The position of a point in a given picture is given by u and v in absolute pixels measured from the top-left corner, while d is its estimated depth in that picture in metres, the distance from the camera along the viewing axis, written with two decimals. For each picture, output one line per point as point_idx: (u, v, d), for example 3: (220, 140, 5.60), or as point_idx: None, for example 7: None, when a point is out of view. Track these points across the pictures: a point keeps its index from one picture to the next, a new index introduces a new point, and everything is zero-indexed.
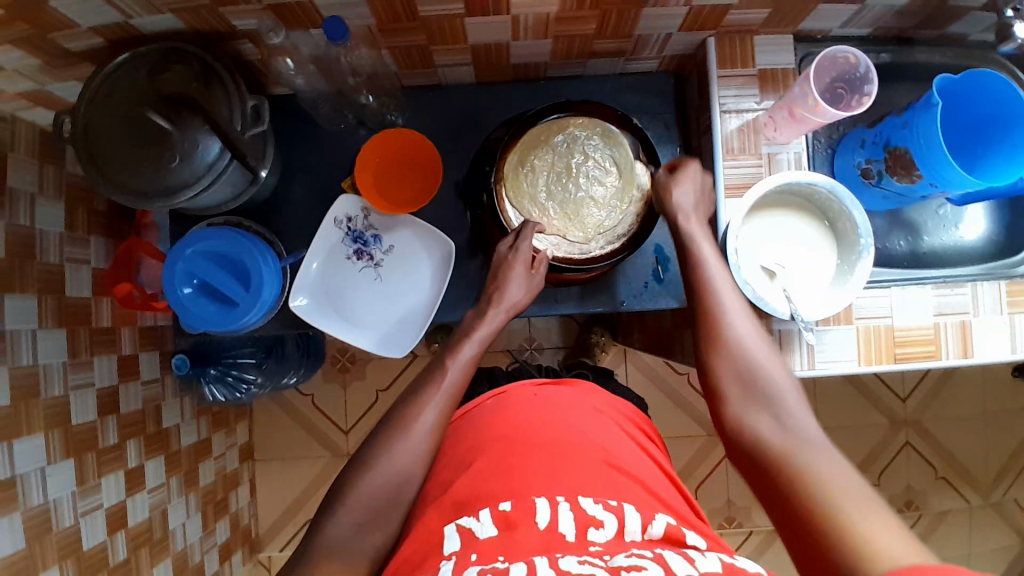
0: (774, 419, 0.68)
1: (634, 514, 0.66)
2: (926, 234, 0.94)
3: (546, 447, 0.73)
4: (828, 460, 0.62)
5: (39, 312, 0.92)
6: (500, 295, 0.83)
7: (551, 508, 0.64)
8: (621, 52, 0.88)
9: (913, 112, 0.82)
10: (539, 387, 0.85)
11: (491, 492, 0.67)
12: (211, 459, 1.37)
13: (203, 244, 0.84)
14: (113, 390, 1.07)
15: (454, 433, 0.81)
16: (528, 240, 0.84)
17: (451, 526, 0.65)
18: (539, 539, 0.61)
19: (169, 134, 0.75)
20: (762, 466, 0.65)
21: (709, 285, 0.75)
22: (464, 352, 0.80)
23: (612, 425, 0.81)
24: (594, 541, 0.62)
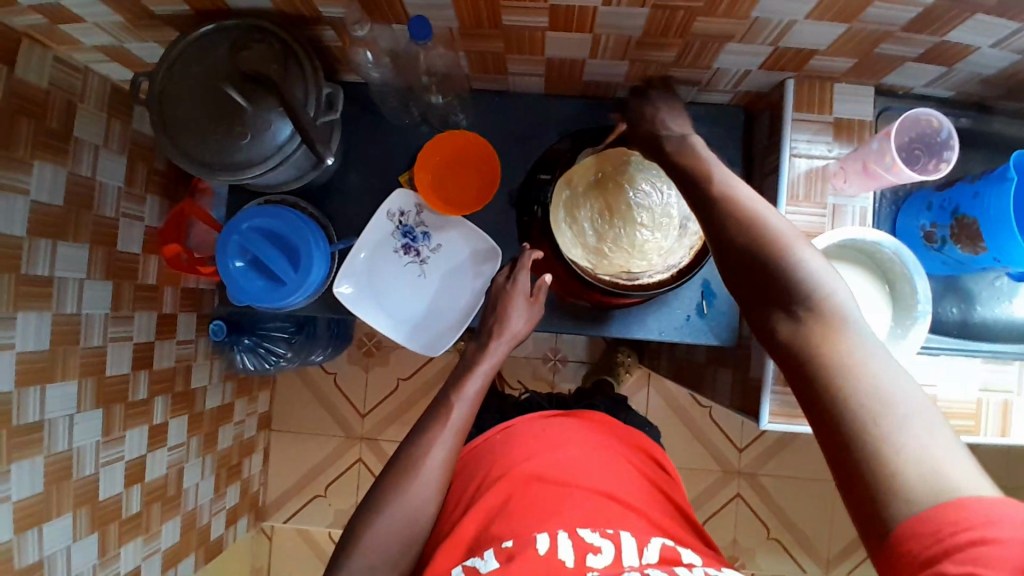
0: (793, 312, 0.56)
1: (629, 541, 0.68)
2: (979, 304, 0.89)
3: (550, 477, 0.75)
4: (886, 362, 0.50)
5: (89, 262, 0.94)
6: (504, 324, 0.86)
7: (551, 538, 0.67)
8: (694, 82, 0.87)
9: (987, 181, 0.79)
10: (546, 420, 0.84)
11: (496, 531, 0.70)
12: (231, 425, 1.40)
13: (259, 220, 0.86)
14: (148, 346, 1.09)
15: (466, 462, 0.84)
16: (524, 273, 0.87)
17: (458, 568, 0.69)
18: (540, 568, 0.63)
19: (243, 110, 0.76)
20: (796, 363, 0.54)
21: (730, 199, 0.62)
22: (467, 390, 0.82)
23: (614, 453, 0.82)
24: (592, 568, 0.64)
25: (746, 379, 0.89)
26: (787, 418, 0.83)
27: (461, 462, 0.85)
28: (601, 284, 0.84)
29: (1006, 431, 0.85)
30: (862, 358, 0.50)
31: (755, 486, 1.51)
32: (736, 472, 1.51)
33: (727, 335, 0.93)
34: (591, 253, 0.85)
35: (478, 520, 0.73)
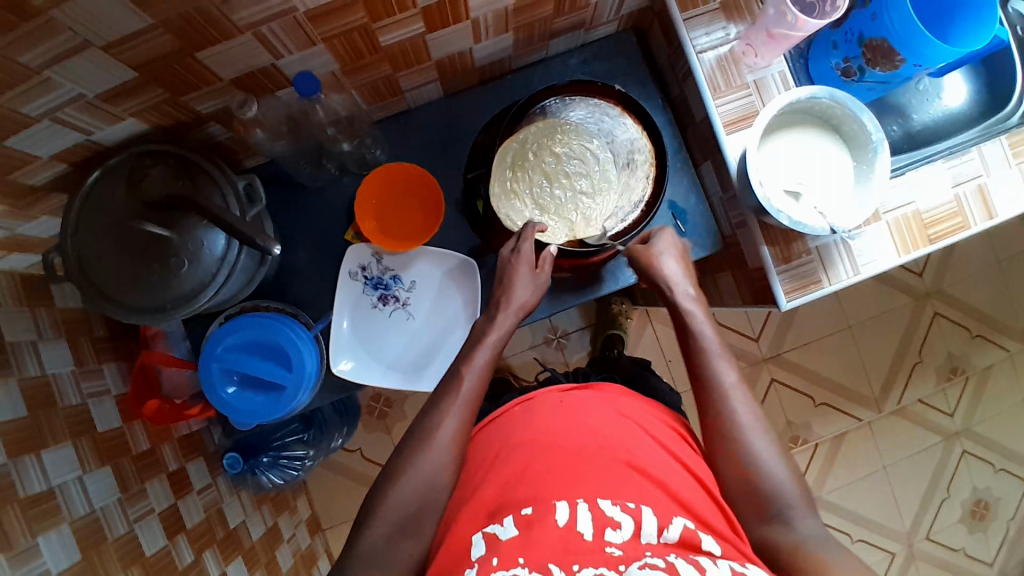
0: (781, 523, 0.67)
1: (651, 517, 0.65)
2: (913, 113, 0.94)
3: (572, 453, 0.73)
4: (834, 557, 0.63)
5: (79, 458, 0.89)
6: (508, 296, 0.79)
7: (571, 510, 0.65)
8: (580, 24, 0.86)
9: (879, 1, 0.82)
10: (565, 391, 0.83)
11: (517, 496, 0.68)
12: (286, 543, 1.34)
13: (231, 338, 0.82)
14: (173, 509, 1.04)
15: (480, 436, 0.83)
16: (530, 242, 0.79)
17: (479, 534, 0.67)
18: (556, 541, 0.62)
19: (169, 240, 0.71)
20: (772, 559, 0.66)
21: (711, 383, 0.75)
22: (477, 359, 0.77)
23: (640, 428, 0.79)
24: (611, 542, 0.62)
25: (749, 273, 0.89)
26: (800, 291, 0.84)
27: (476, 435, 0.83)
28: (582, 248, 0.84)
29: (992, 213, 0.88)
30: (830, 558, 0.63)
31: (784, 364, 1.55)
32: (763, 361, 1.54)
33: (711, 240, 0.92)
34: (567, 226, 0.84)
35: (498, 485, 0.72)
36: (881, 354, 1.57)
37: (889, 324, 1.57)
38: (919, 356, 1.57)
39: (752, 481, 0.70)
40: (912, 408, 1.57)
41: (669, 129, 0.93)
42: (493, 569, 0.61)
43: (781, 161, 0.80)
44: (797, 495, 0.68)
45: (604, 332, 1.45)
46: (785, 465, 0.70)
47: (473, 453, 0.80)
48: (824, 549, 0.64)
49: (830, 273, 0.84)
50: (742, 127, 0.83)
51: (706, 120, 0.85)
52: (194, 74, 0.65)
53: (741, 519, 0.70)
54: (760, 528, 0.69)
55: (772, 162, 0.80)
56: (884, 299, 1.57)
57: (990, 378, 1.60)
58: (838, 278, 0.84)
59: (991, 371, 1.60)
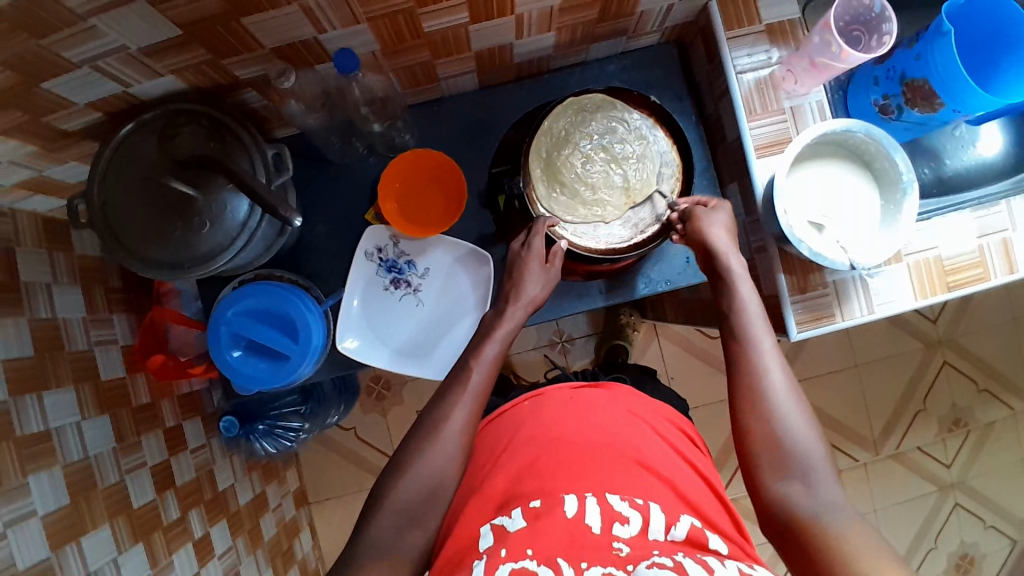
0: (802, 484, 0.66)
1: (658, 515, 0.67)
2: (947, 157, 0.93)
3: (582, 446, 0.74)
4: (851, 525, 0.62)
5: (79, 403, 0.91)
6: (519, 291, 0.80)
7: (580, 503, 0.67)
8: (623, 32, 0.86)
9: (925, 43, 0.81)
10: (574, 389, 0.84)
11: (526, 489, 0.70)
12: (270, 512, 1.35)
13: (242, 303, 0.82)
14: (165, 465, 1.05)
15: (489, 429, 0.84)
16: (541, 236, 0.81)
17: (486, 526, 0.69)
18: (566, 533, 0.64)
19: (194, 200, 0.72)
20: (787, 521, 0.65)
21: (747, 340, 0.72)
22: (486, 352, 0.77)
23: (650, 427, 0.80)
24: (618, 538, 0.64)
25: (762, 299, 0.89)
26: (813, 324, 0.83)
27: (485, 427, 0.85)
28: (597, 255, 0.84)
29: (1014, 268, 0.88)
30: (848, 525, 0.62)
31: None
32: None
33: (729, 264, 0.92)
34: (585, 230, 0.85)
35: (507, 476, 0.73)
36: (884, 396, 1.56)
37: (896, 367, 1.56)
38: (923, 403, 1.56)
39: (779, 438, 0.68)
40: (909, 454, 1.55)
41: (699, 146, 0.92)
42: (501, 561, 0.62)
43: (809, 190, 0.79)
44: (821, 458, 0.67)
45: (609, 341, 1.45)
46: (813, 429, 0.68)
47: (481, 444, 0.82)
48: (839, 518, 0.63)
49: (844, 308, 0.83)
50: (773, 153, 0.83)
51: (737, 141, 0.85)
52: (237, 40, 0.65)
53: (758, 473, 0.68)
54: (777, 488, 0.66)
55: (799, 191, 0.79)
56: (894, 341, 1.55)
57: (992, 434, 1.58)
58: (851, 314, 0.83)
59: (994, 427, 1.58)
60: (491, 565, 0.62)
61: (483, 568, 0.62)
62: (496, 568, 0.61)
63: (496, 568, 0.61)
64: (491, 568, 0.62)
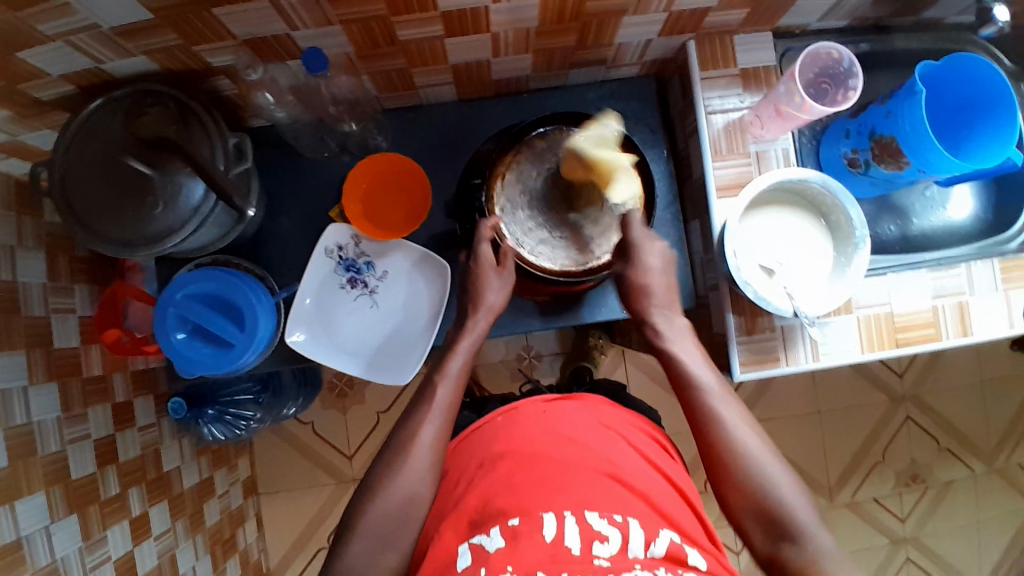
0: (791, 541, 0.66)
1: (637, 531, 0.64)
2: (914, 217, 0.94)
3: (557, 462, 0.71)
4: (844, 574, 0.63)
5: (29, 367, 0.90)
6: (482, 296, 0.82)
7: (558, 522, 0.63)
8: (602, 60, 0.87)
9: (897, 101, 0.82)
10: (549, 402, 0.81)
11: (502, 507, 0.66)
12: (215, 498, 1.34)
13: (192, 286, 0.82)
14: (110, 439, 1.05)
15: (462, 448, 0.80)
16: (486, 242, 0.82)
17: (464, 545, 0.65)
18: (545, 553, 0.60)
19: (150, 179, 0.73)
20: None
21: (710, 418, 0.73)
22: (451, 368, 0.79)
23: (621, 441, 0.77)
24: (599, 555, 0.60)
25: (712, 336, 0.89)
26: (757, 366, 0.83)
27: (456, 447, 0.81)
28: (553, 275, 0.84)
29: (967, 331, 0.88)
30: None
31: None
32: None
33: (684, 298, 0.92)
34: (539, 247, 0.86)
35: (481, 497, 0.69)
36: (845, 446, 1.56)
37: (859, 418, 1.56)
38: (882, 456, 1.56)
39: (760, 503, 0.68)
40: (864, 505, 1.55)
41: (666, 180, 0.93)
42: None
43: (765, 234, 0.80)
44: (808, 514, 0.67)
45: (575, 362, 1.46)
46: (790, 482, 0.69)
47: (454, 464, 0.78)
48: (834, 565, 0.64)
49: (790, 354, 0.84)
50: (733, 195, 0.84)
51: (701, 179, 0.86)
52: (211, 29, 0.66)
53: (749, 536, 0.69)
54: (770, 550, 0.67)
55: (754, 233, 0.80)
56: (858, 392, 1.56)
57: (948, 495, 1.58)
58: (796, 360, 0.84)
59: (951, 487, 1.58)
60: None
61: None
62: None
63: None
64: None
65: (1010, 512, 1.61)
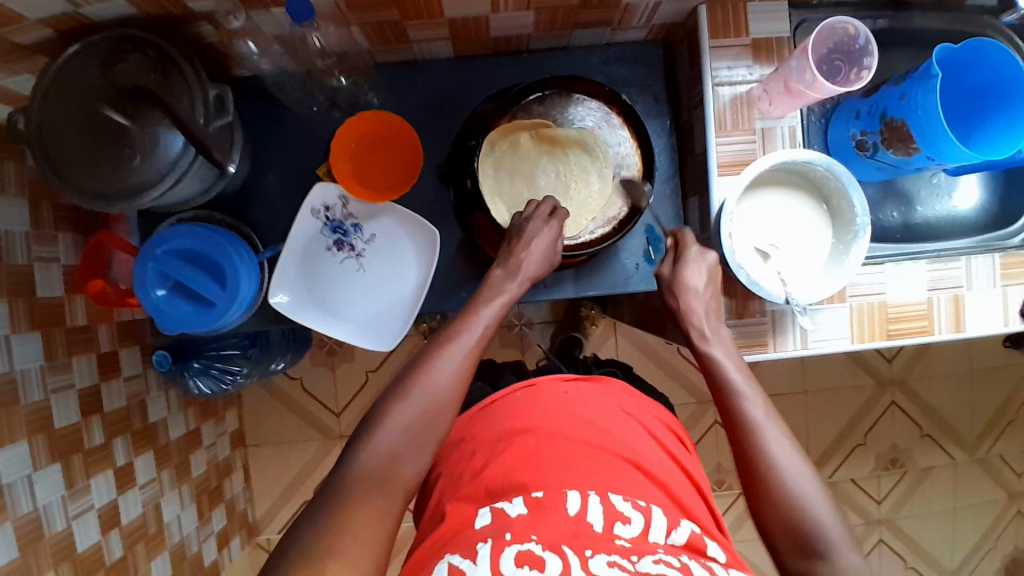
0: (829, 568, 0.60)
1: (660, 517, 0.65)
2: (918, 204, 0.91)
3: (579, 443, 0.71)
4: None
5: (10, 316, 0.89)
6: (521, 262, 0.76)
7: (582, 500, 0.64)
8: (607, 22, 0.82)
9: (912, 83, 0.79)
10: (568, 382, 0.79)
11: (520, 479, 0.66)
12: (202, 450, 1.35)
13: (171, 243, 0.80)
14: (94, 389, 1.04)
15: (476, 419, 0.78)
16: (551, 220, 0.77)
17: (485, 508, 0.66)
18: (567, 528, 0.61)
19: (127, 130, 0.70)
20: None
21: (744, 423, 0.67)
22: (481, 317, 0.72)
23: (641, 429, 0.76)
24: (620, 536, 0.61)
25: None
26: (744, 350, 0.82)
27: (473, 417, 0.78)
28: None
29: (960, 326, 0.87)
30: None
31: None
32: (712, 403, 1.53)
33: None
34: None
35: (501, 466, 0.69)
36: (829, 427, 1.56)
37: (845, 401, 1.56)
38: (865, 438, 1.57)
39: (793, 518, 0.62)
40: (842, 485, 1.57)
41: (666, 153, 0.90)
42: (506, 544, 0.59)
43: (770, 217, 0.77)
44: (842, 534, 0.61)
45: (566, 332, 1.45)
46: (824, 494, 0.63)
47: (466, 434, 0.77)
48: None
49: (778, 339, 0.83)
50: (735, 173, 0.81)
51: (703, 154, 0.83)
52: None
53: (779, 556, 0.63)
54: (800, 566, 0.61)
55: (754, 216, 0.77)
56: (848, 375, 1.55)
57: (927, 479, 1.60)
58: (784, 346, 0.83)
59: (930, 472, 1.60)
60: (496, 548, 0.59)
61: (488, 551, 0.59)
62: (502, 551, 0.58)
63: (500, 552, 0.58)
64: (497, 550, 0.58)
65: (987, 500, 1.63)
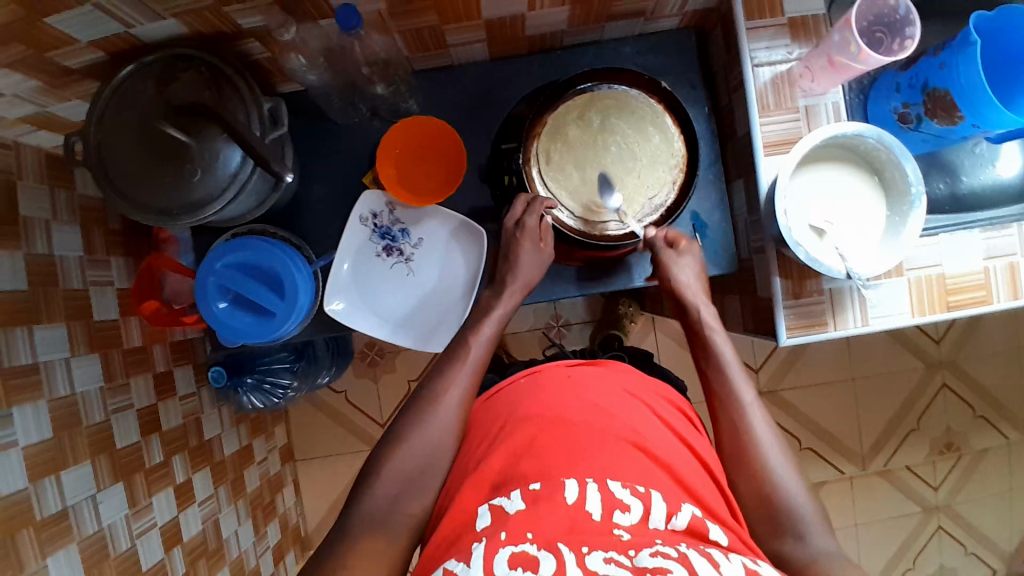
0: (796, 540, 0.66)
1: (660, 502, 0.62)
2: (963, 174, 0.89)
3: (581, 429, 0.69)
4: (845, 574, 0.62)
5: (70, 339, 0.91)
6: (511, 275, 0.81)
7: (580, 489, 0.62)
8: (641, 12, 0.83)
9: (951, 51, 0.78)
10: (571, 368, 0.78)
11: (523, 470, 0.65)
12: (254, 465, 1.37)
13: (230, 256, 0.82)
14: (152, 408, 1.06)
15: (483, 409, 0.78)
16: (535, 216, 0.81)
17: (485, 505, 0.64)
18: (566, 520, 0.59)
19: (186, 147, 0.72)
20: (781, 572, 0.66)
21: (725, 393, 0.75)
22: (470, 355, 0.76)
23: (644, 407, 0.75)
24: (619, 525, 0.59)
25: (755, 300, 0.87)
26: (802, 331, 0.81)
27: (479, 409, 0.79)
28: (593, 240, 0.83)
29: (1018, 294, 0.85)
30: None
31: (777, 400, 1.51)
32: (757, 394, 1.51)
33: (727, 262, 0.90)
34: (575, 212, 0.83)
35: (505, 456, 0.67)
36: (880, 412, 1.53)
37: (894, 385, 1.53)
38: (917, 422, 1.53)
39: (763, 487, 0.69)
40: (897, 472, 1.53)
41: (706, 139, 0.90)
42: (501, 545, 0.56)
43: (816, 192, 0.77)
44: (814, 515, 0.67)
45: (606, 330, 1.44)
46: (800, 482, 0.69)
47: (476, 424, 0.76)
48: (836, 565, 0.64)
49: (837, 318, 0.82)
50: (782, 152, 0.81)
51: (746, 136, 0.83)
52: None
53: (755, 529, 0.69)
54: (772, 546, 0.67)
55: (805, 192, 0.76)
56: (894, 357, 1.52)
57: (984, 461, 1.56)
58: (844, 324, 0.82)
59: (987, 454, 1.56)
60: (490, 550, 0.56)
61: (483, 549, 0.57)
62: (495, 552, 0.56)
63: (494, 554, 0.56)
64: (491, 548, 0.57)
65: None
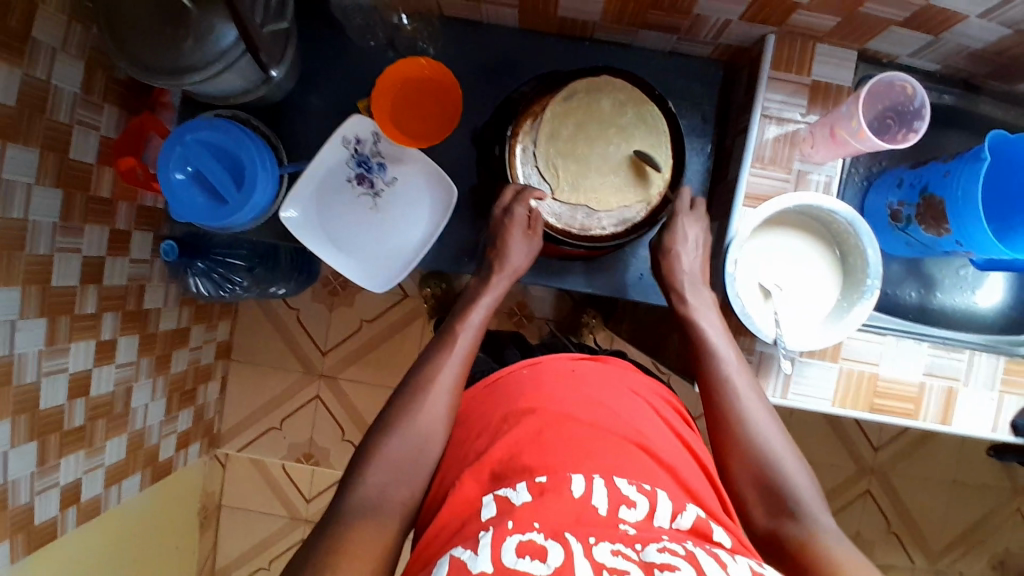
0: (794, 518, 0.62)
1: (665, 500, 0.59)
2: (939, 291, 0.88)
3: (587, 425, 0.64)
4: (842, 550, 0.59)
5: (39, 166, 0.89)
6: (500, 260, 0.80)
7: (586, 482, 0.58)
8: (675, 29, 0.82)
9: (959, 162, 0.76)
10: (577, 364, 0.75)
11: (526, 461, 0.60)
12: (186, 348, 1.38)
13: (201, 132, 0.81)
14: (98, 262, 1.06)
15: (485, 395, 0.74)
16: (524, 204, 0.80)
17: (489, 496, 0.59)
18: (571, 512, 0.55)
19: (185, 13, 0.72)
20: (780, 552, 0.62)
21: (722, 382, 0.72)
22: (460, 343, 0.73)
23: (649, 410, 0.71)
24: (624, 520, 0.55)
25: None
26: None
27: (480, 394, 0.75)
28: (556, 233, 0.82)
29: (947, 420, 0.84)
30: (844, 559, 0.58)
31: None
32: None
33: None
34: (558, 190, 0.82)
35: (506, 446, 0.63)
36: None
37: (820, 476, 1.52)
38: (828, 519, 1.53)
39: (760, 467, 0.66)
40: None
41: (699, 174, 0.89)
42: (508, 533, 0.52)
43: (773, 255, 0.76)
44: (811, 492, 0.64)
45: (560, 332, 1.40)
46: (796, 457, 0.67)
47: (473, 414, 0.72)
48: (838, 543, 0.60)
49: (759, 381, 0.82)
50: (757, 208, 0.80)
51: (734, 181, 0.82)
52: None
53: (751, 508, 0.66)
54: (770, 524, 0.64)
55: (766, 253, 0.76)
56: (828, 451, 1.52)
57: None
58: (762, 389, 0.82)
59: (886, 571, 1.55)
60: (497, 538, 0.52)
61: (489, 537, 0.52)
62: (503, 541, 0.51)
63: (501, 542, 0.51)
64: (498, 537, 0.52)
65: None
